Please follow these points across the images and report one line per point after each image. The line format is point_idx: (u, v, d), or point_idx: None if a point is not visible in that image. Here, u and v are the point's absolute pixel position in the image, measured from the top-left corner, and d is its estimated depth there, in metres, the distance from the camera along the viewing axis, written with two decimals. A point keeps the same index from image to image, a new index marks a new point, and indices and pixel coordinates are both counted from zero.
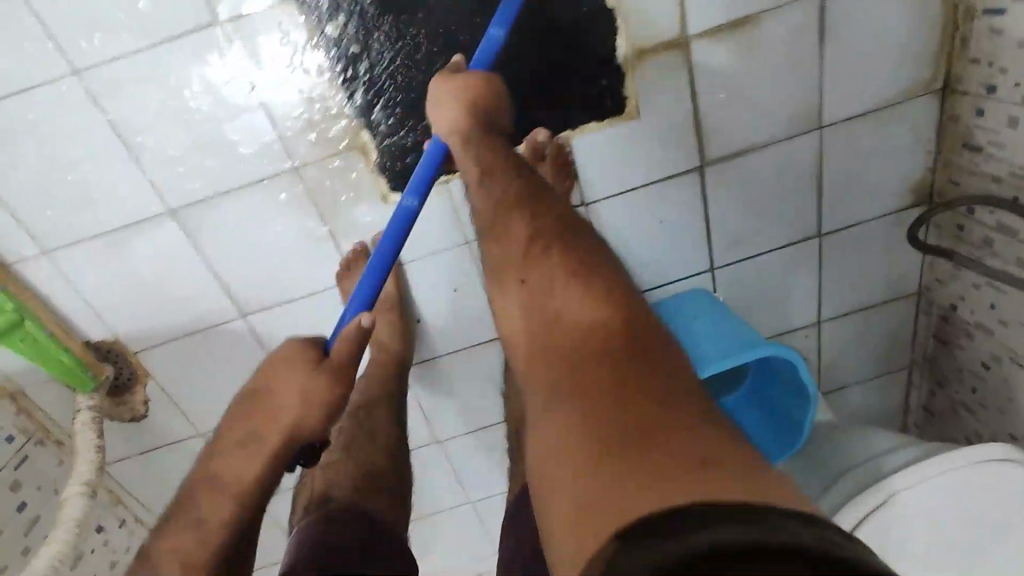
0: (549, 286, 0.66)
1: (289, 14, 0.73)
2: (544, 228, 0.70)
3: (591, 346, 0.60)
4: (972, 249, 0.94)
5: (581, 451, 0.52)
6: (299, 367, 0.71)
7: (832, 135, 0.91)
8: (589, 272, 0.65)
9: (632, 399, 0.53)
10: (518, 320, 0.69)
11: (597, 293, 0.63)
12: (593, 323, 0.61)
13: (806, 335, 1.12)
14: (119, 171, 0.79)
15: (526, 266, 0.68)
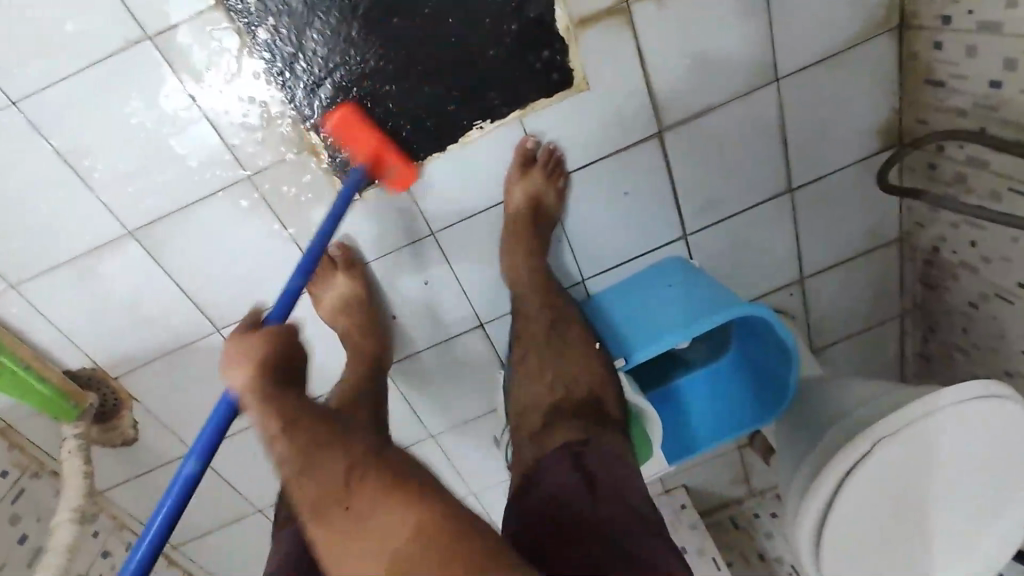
0: (374, 542, 0.54)
1: (217, 22, 0.72)
2: (353, 447, 0.61)
3: (424, 567, 0.51)
4: (946, 186, 0.91)
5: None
6: (248, 360, 0.69)
7: (791, 86, 0.89)
8: (378, 501, 0.56)
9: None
10: (332, 481, 0.58)
11: (437, 522, 0.54)
12: (432, 538, 0.53)
13: (790, 294, 1.10)
14: (71, 196, 0.79)
15: (349, 488, 0.57)
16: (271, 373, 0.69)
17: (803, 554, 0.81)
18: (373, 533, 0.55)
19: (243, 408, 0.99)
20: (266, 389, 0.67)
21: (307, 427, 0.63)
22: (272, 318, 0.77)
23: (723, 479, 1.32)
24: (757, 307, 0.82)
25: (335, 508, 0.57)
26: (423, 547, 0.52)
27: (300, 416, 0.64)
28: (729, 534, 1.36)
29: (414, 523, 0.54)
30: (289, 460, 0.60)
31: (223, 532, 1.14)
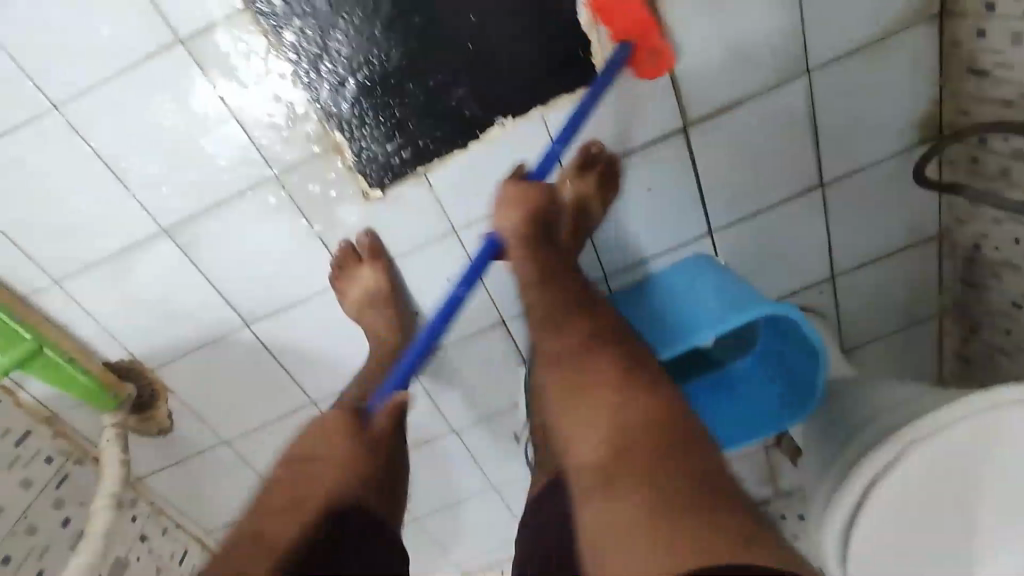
0: (597, 416, 0.74)
1: (245, 24, 0.74)
2: (629, 350, 0.79)
3: (646, 435, 0.69)
4: (989, 181, 0.87)
5: (667, 502, 0.61)
6: (522, 209, 0.82)
7: (823, 78, 0.86)
8: (629, 385, 0.75)
9: (660, 469, 0.65)
10: (604, 374, 0.77)
11: (658, 393, 0.74)
12: (651, 427, 0.70)
13: (820, 292, 1.07)
14: (109, 196, 0.82)
15: (586, 352, 0.79)
16: (537, 220, 0.83)
17: (830, 559, 0.79)
18: (621, 448, 0.69)
19: (273, 401, 1.02)
20: (531, 233, 0.83)
21: (590, 323, 0.82)
22: (532, 175, 0.83)
23: (750, 480, 1.30)
24: (786, 306, 0.81)
25: (574, 391, 0.77)
26: (619, 454, 0.68)
27: (550, 266, 0.85)
28: None
29: (637, 416, 0.71)
30: (551, 320, 0.83)
31: None
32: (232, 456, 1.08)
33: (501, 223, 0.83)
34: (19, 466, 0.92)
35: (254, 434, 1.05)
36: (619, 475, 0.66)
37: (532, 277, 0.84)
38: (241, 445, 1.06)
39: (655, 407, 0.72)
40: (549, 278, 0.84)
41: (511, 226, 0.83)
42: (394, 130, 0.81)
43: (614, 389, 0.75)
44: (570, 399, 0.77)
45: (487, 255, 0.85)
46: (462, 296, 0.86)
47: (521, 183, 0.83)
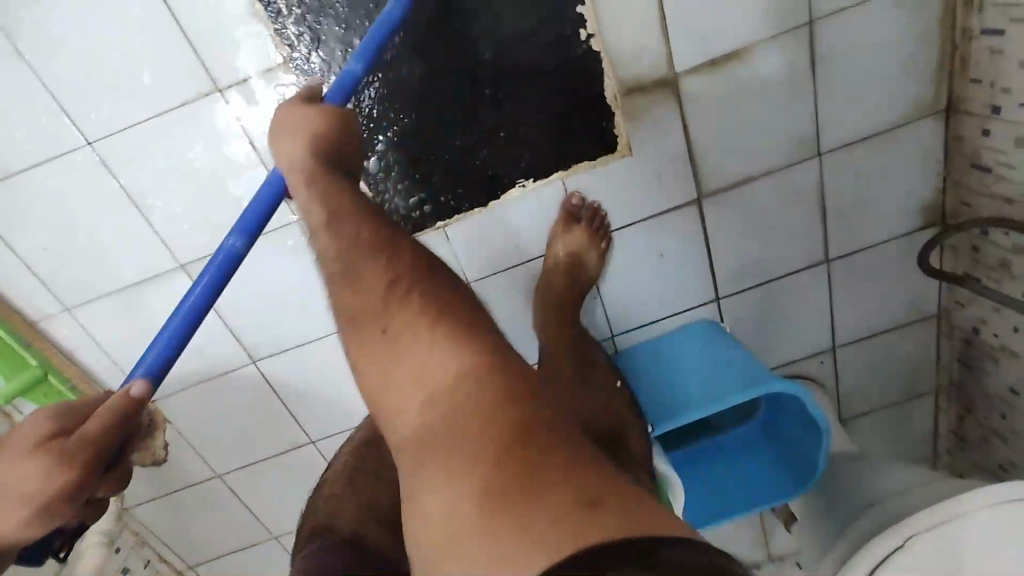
0: (422, 379, 0.52)
1: (284, 79, 0.76)
2: (455, 310, 0.55)
3: (477, 399, 0.49)
4: (989, 270, 0.90)
5: (467, 508, 0.45)
6: (307, 137, 0.64)
7: (833, 162, 0.90)
8: (473, 342, 0.53)
9: (531, 449, 0.46)
10: (443, 350, 0.52)
11: (472, 338, 0.53)
12: (486, 385, 0.50)
13: (821, 362, 1.09)
14: (131, 231, 0.83)
15: (388, 310, 0.54)
16: (326, 160, 0.64)
17: None
18: (471, 405, 0.49)
19: (273, 437, 1.02)
20: (321, 166, 0.63)
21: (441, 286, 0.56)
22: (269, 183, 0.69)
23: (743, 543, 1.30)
24: (781, 382, 0.83)
25: (390, 357, 0.53)
26: (464, 405, 0.49)
27: (353, 184, 0.63)
28: None
29: (478, 370, 0.51)
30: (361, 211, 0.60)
31: (239, 556, 1.16)
32: (225, 491, 1.07)
33: (285, 158, 0.65)
34: None
35: (250, 470, 1.05)
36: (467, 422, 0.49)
37: (313, 174, 0.62)
38: (235, 480, 1.05)
39: (484, 370, 0.51)
40: (369, 196, 0.63)
41: (289, 159, 0.64)
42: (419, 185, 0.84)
43: (430, 336, 0.53)
44: (362, 350, 0.55)
45: (213, 279, 0.66)
46: (243, 249, 0.68)
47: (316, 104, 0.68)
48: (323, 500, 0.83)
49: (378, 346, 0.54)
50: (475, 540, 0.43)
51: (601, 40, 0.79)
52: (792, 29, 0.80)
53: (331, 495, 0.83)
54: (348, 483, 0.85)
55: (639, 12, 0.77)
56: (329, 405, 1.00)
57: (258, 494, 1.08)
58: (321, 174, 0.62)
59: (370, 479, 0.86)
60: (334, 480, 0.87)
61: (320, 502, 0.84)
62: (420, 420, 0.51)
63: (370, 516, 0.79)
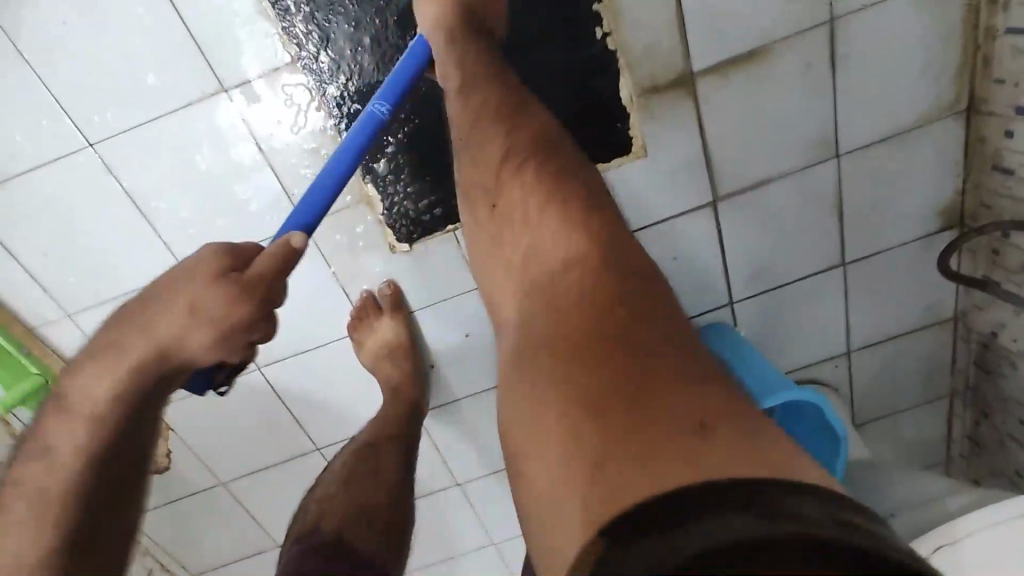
0: (541, 255, 0.67)
1: (291, 78, 0.74)
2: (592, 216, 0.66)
3: (600, 309, 0.57)
4: (1010, 274, 0.88)
5: (570, 421, 0.51)
6: (433, 19, 0.70)
7: (851, 163, 0.88)
8: (589, 251, 0.63)
9: (628, 375, 0.51)
10: (563, 237, 0.66)
11: (592, 243, 0.64)
12: (593, 304, 0.58)
13: (835, 366, 1.07)
14: (134, 235, 0.80)
15: (501, 186, 0.72)
16: (455, 47, 0.71)
17: None
18: (570, 306, 0.59)
19: (278, 443, 1.00)
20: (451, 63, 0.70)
21: (569, 189, 0.68)
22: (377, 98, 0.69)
23: None
24: (802, 391, 0.81)
25: (516, 257, 0.71)
26: (562, 306, 0.60)
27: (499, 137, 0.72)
28: None
29: (592, 283, 0.60)
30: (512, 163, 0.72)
31: (243, 564, 1.13)
32: (229, 499, 1.05)
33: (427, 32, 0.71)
34: None
35: (254, 478, 1.03)
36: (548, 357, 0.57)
37: (456, 100, 0.72)
38: (239, 487, 1.03)
39: (594, 281, 0.60)
40: (513, 157, 0.72)
41: (431, 28, 0.71)
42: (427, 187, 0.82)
43: (585, 233, 0.65)
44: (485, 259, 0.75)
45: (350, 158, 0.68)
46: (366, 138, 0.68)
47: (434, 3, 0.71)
48: (316, 502, 0.81)
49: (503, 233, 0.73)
50: (556, 444, 0.51)
51: (616, 39, 0.77)
52: (812, 28, 0.78)
53: (326, 494, 0.82)
54: (342, 483, 0.83)
55: (654, 11, 0.75)
56: (336, 411, 0.98)
57: (263, 501, 1.06)
58: (472, 88, 0.71)
59: (365, 479, 0.84)
60: (330, 480, 0.85)
61: (312, 501, 0.82)
62: (567, 294, 0.60)
63: (363, 517, 0.78)
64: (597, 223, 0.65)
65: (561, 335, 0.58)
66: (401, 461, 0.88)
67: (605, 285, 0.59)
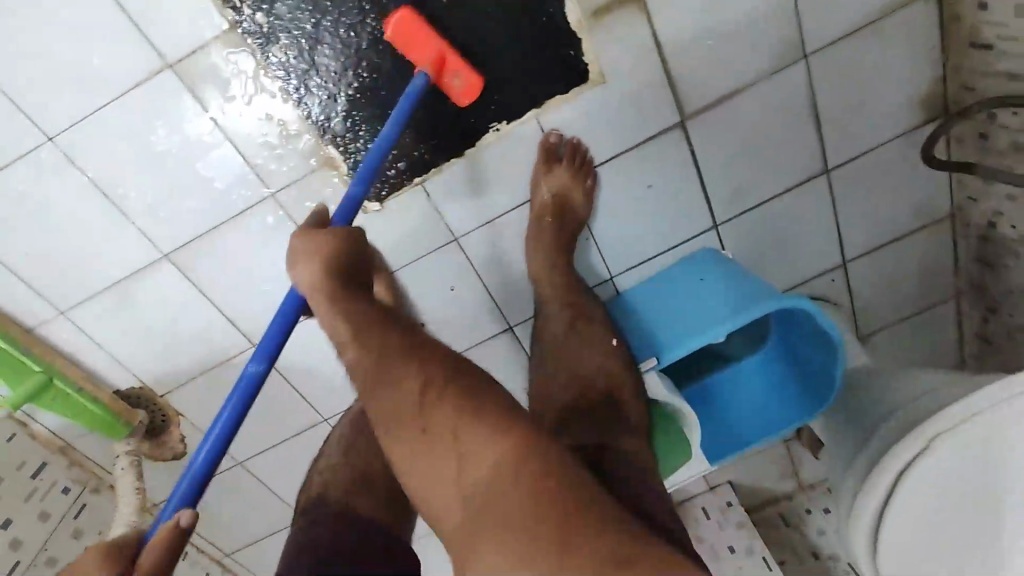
0: (438, 476, 0.55)
1: (234, 46, 0.73)
2: (431, 362, 0.59)
3: (522, 471, 0.52)
4: (1000, 157, 0.85)
5: (528, 542, 0.49)
6: (320, 264, 0.67)
7: (821, 63, 0.84)
8: (479, 404, 0.56)
9: (556, 498, 0.50)
10: (413, 399, 0.57)
11: (513, 428, 0.54)
12: (513, 459, 0.53)
13: (832, 280, 1.05)
14: (108, 225, 0.82)
15: (424, 412, 0.57)
16: (342, 275, 0.68)
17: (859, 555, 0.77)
18: (487, 486, 0.53)
19: (286, 418, 1.03)
20: (332, 281, 0.66)
21: (428, 364, 0.59)
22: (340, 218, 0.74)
23: (771, 473, 1.29)
24: (781, 299, 0.81)
25: (425, 450, 0.56)
26: (480, 494, 0.53)
27: (366, 318, 0.64)
28: (780, 530, 1.31)
29: (505, 445, 0.53)
30: (368, 365, 0.60)
31: (272, 539, 1.17)
32: (250, 477, 1.09)
33: (302, 275, 0.68)
34: (35, 499, 0.93)
35: (269, 455, 1.06)
36: (469, 508, 0.53)
37: (318, 267, 0.67)
38: (256, 464, 1.07)
39: (507, 444, 0.53)
40: (340, 298, 0.66)
41: (309, 277, 0.68)
42: None
43: (504, 431, 0.54)
44: (395, 448, 0.58)
45: (296, 302, 0.73)
46: (298, 309, 0.74)
47: (321, 232, 0.70)
48: (318, 474, 0.76)
49: (390, 395, 0.58)
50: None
51: None
52: None
53: (326, 468, 0.76)
54: (341, 454, 0.77)
55: None
56: (335, 381, 1.00)
57: (280, 476, 1.09)
58: (341, 296, 0.66)
59: (364, 444, 0.77)
60: (331, 453, 0.79)
61: (315, 478, 0.77)
62: (478, 472, 0.53)
63: (362, 487, 0.72)
64: (482, 384, 0.59)
65: (486, 492, 0.52)
66: None
67: (518, 448, 0.53)
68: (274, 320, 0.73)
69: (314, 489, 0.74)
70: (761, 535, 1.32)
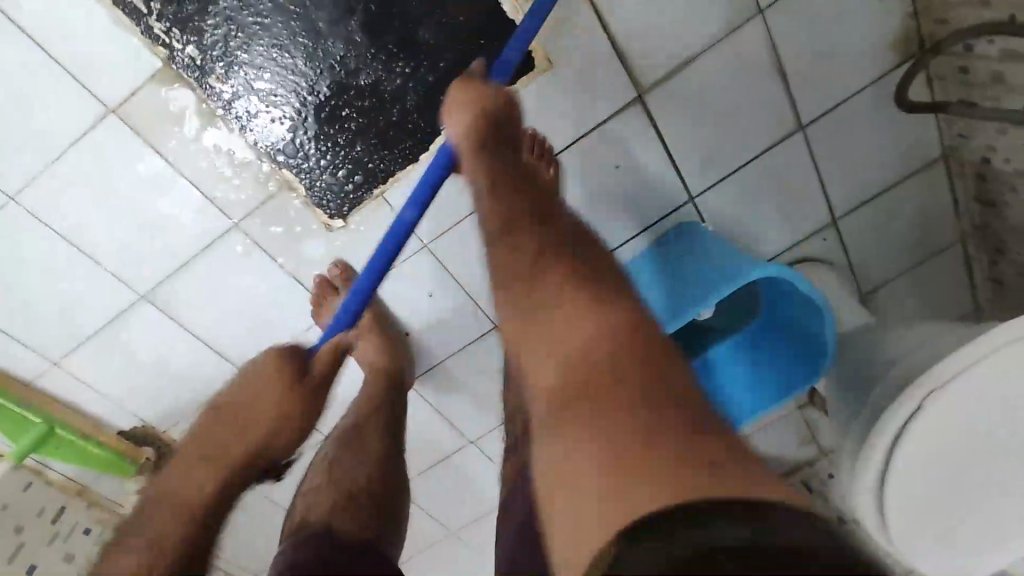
0: (557, 341, 0.59)
1: (170, 82, 0.73)
2: (558, 224, 0.68)
3: (633, 347, 0.55)
4: (983, 90, 0.80)
5: (608, 449, 0.49)
6: (469, 115, 0.69)
7: (779, 16, 0.80)
8: (605, 306, 0.59)
9: (663, 390, 0.51)
10: (557, 280, 0.62)
11: (610, 320, 0.57)
12: (619, 344, 0.55)
13: (824, 240, 1.01)
14: (83, 272, 0.83)
15: (506, 236, 0.66)
16: (495, 140, 0.70)
17: (869, 522, 0.83)
18: (596, 361, 0.55)
19: None
20: (483, 142, 0.70)
21: (537, 231, 0.66)
22: (496, 73, 0.72)
23: (788, 442, 1.24)
24: (756, 269, 0.79)
25: (526, 309, 0.62)
26: (584, 357, 0.56)
27: (506, 175, 0.69)
28: (804, 497, 1.28)
29: (619, 322, 0.57)
30: (494, 229, 0.67)
31: None
32: (263, 501, 1.11)
33: (453, 127, 0.71)
34: (59, 541, 0.97)
35: (275, 477, 1.08)
36: (570, 396, 0.55)
37: (468, 149, 0.70)
38: (267, 487, 1.09)
39: (621, 320, 0.57)
40: (498, 185, 0.68)
41: (461, 129, 0.70)
42: (343, 154, 0.80)
43: (604, 311, 0.58)
44: (506, 308, 0.64)
45: (440, 168, 0.74)
46: (415, 220, 0.76)
47: (478, 82, 0.70)
48: (301, 495, 0.81)
49: (511, 263, 0.64)
50: (582, 447, 0.50)
51: None
52: None
53: (310, 489, 0.81)
54: (323, 474, 0.83)
55: None
56: (330, 397, 1.00)
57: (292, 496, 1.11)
58: (486, 157, 0.70)
59: (347, 463, 0.83)
60: (315, 473, 0.84)
61: (300, 496, 0.82)
62: (581, 341, 0.57)
63: (348, 503, 0.77)
64: (596, 273, 0.63)
65: (601, 369, 0.54)
66: (385, 435, 0.88)
67: (629, 329, 0.56)
68: (406, 211, 0.75)
69: (297, 509, 0.79)
70: None
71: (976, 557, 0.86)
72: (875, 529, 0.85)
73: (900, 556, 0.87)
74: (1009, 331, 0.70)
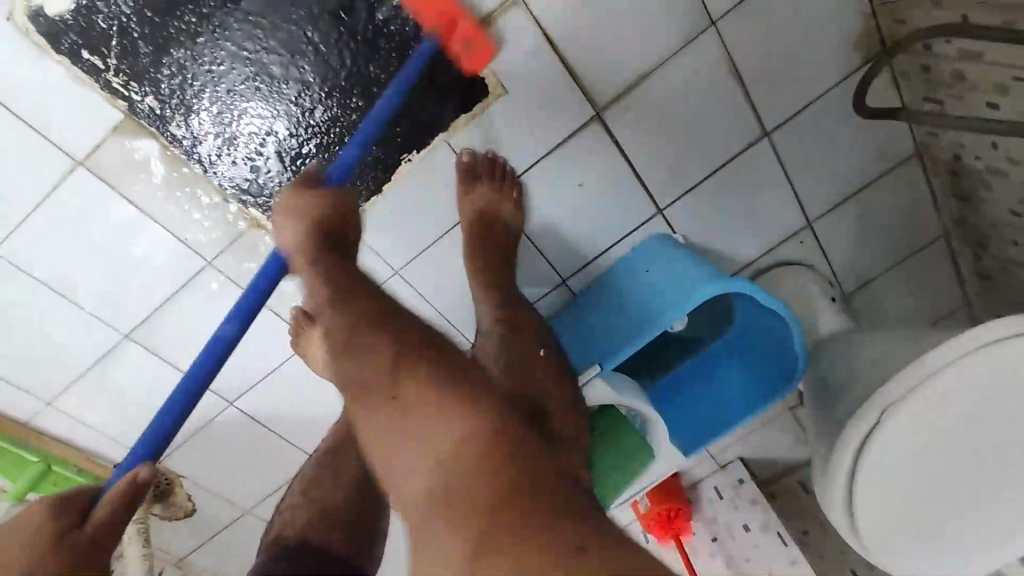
0: (425, 440, 0.59)
1: (134, 132, 0.75)
2: (388, 330, 0.64)
3: (489, 445, 0.56)
4: (948, 88, 0.78)
5: (493, 558, 0.49)
6: (303, 220, 0.71)
7: (732, 26, 0.79)
8: (437, 384, 0.61)
9: (490, 491, 0.53)
10: (390, 388, 0.62)
11: (472, 413, 0.59)
12: (478, 454, 0.56)
13: (801, 242, 1.00)
14: (67, 317, 0.86)
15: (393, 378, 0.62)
16: (325, 232, 0.72)
17: (840, 526, 0.83)
18: (459, 469, 0.55)
19: (278, 465, 1.06)
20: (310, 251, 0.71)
21: (395, 327, 0.65)
22: (334, 176, 0.75)
23: (780, 446, 1.23)
24: (713, 283, 0.81)
25: (396, 417, 0.61)
26: (449, 469, 0.56)
27: (339, 271, 0.69)
28: (801, 498, 1.27)
29: (473, 429, 0.57)
30: (341, 333, 0.65)
31: None
32: (260, 524, 1.13)
33: (291, 233, 0.72)
34: None
35: (269, 501, 1.10)
36: (439, 517, 0.55)
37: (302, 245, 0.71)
38: (262, 511, 1.11)
39: (479, 425, 0.58)
40: (340, 294, 0.67)
41: (292, 239, 0.72)
42: None
43: (459, 411, 0.59)
44: (364, 411, 0.63)
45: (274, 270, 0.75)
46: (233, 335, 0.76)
47: (315, 190, 0.73)
48: (281, 514, 0.83)
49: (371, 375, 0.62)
50: (480, 566, 0.50)
51: None
52: None
53: (288, 509, 0.83)
54: (303, 492, 0.85)
55: None
56: (315, 421, 1.03)
57: None
58: (319, 253, 0.70)
59: (325, 482, 0.85)
60: (295, 493, 0.86)
61: (281, 514, 0.84)
62: (445, 445, 0.57)
63: (322, 520, 0.78)
64: (466, 372, 0.63)
65: (463, 481, 0.55)
66: (366, 455, 0.89)
67: (487, 435, 0.57)
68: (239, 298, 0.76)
69: (275, 530, 0.80)
70: (784, 505, 1.28)
71: (967, 560, 0.85)
72: (846, 533, 0.84)
73: (886, 565, 0.87)
74: (971, 341, 0.70)
